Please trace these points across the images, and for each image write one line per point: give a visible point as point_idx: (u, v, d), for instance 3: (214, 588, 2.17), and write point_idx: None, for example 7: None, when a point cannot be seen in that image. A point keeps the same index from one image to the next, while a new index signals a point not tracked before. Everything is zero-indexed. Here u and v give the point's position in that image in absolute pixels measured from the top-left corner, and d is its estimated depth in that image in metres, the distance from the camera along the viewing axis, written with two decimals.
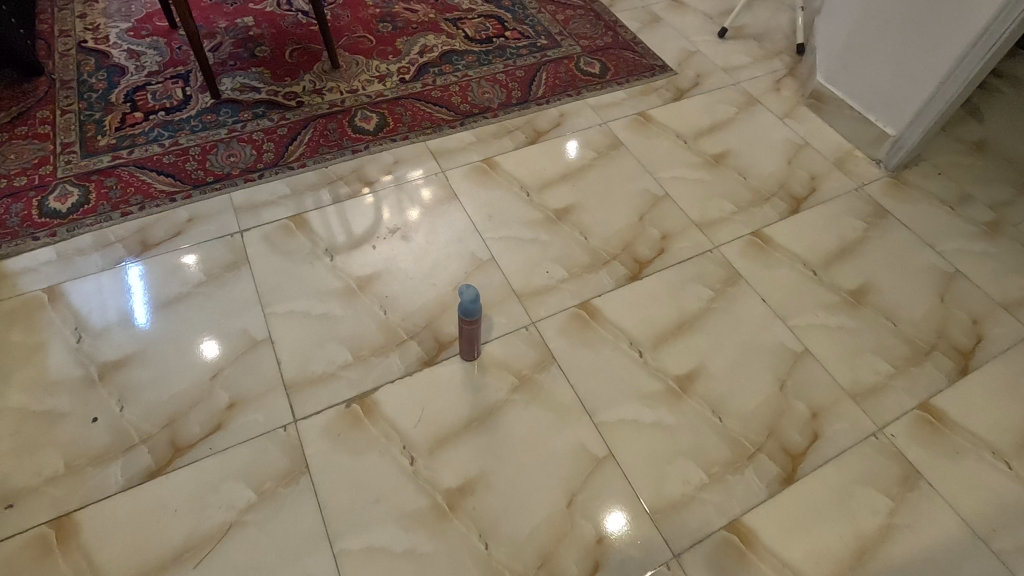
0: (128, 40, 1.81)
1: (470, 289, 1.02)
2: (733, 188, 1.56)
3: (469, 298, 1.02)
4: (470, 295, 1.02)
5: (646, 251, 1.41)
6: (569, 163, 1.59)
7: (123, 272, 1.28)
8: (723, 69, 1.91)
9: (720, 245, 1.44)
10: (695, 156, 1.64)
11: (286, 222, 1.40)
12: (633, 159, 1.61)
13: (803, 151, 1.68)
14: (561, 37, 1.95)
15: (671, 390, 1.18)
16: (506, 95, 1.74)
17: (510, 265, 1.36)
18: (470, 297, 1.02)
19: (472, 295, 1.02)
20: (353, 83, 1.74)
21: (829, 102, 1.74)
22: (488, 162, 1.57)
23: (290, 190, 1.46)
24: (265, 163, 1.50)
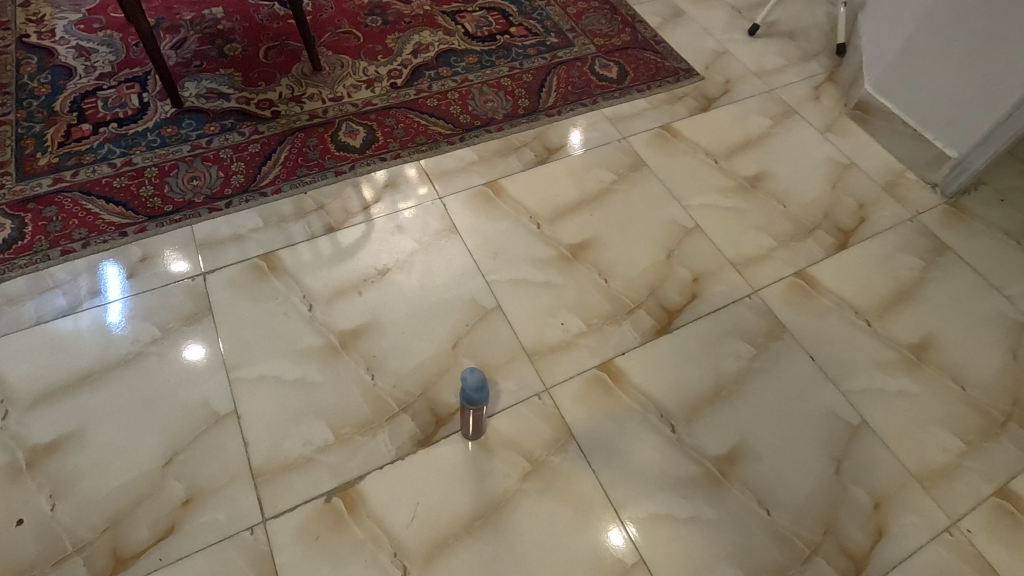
0: (77, 34, 1.57)
1: (476, 372, 0.84)
2: (772, 218, 1.37)
3: (475, 383, 0.83)
4: (476, 379, 0.84)
5: (675, 297, 1.22)
6: (584, 187, 1.39)
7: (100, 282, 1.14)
8: (755, 73, 1.70)
9: (760, 289, 1.25)
10: (728, 178, 1.44)
11: (257, 262, 1.20)
12: (658, 182, 1.42)
13: (849, 172, 1.48)
14: (573, 35, 1.73)
15: (709, 475, 1.01)
16: (511, 104, 1.53)
17: (518, 316, 1.17)
18: (476, 381, 0.84)
19: (478, 380, 0.84)
20: (337, 89, 1.52)
21: (877, 115, 1.54)
22: (492, 187, 1.37)
23: (263, 221, 1.26)
24: (233, 188, 1.30)
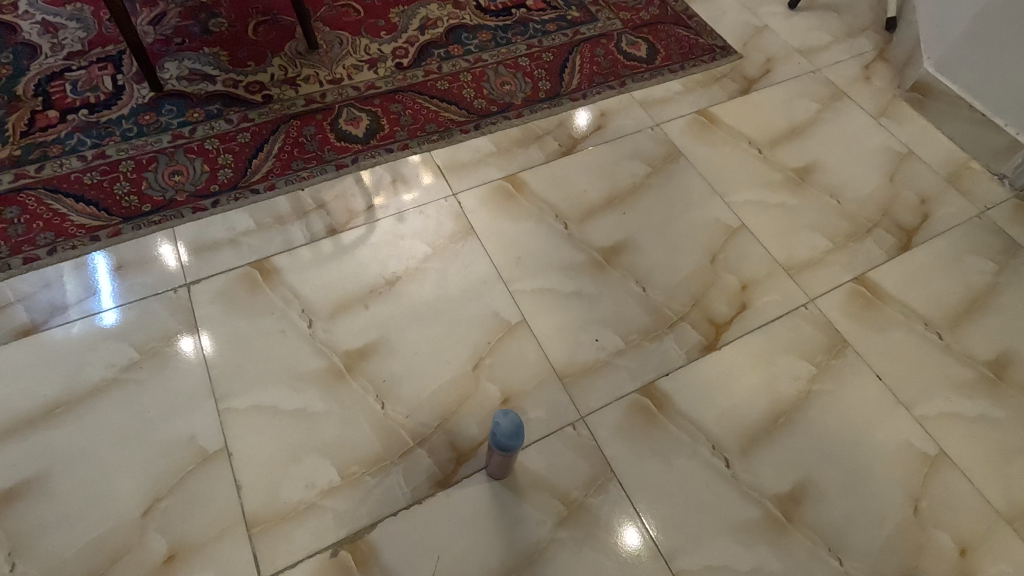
0: (42, 8, 1.39)
1: (511, 414, 0.75)
2: (826, 215, 1.22)
3: (509, 428, 0.74)
4: (511, 423, 0.75)
5: (721, 307, 1.08)
6: (615, 181, 1.24)
7: (91, 263, 1.03)
8: (798, 51, 1.54)
9: (817, 297, 1.11)
10: (774, 170, 1.29)
11: (248, 270, 1.05)
12: (697, 175, 1.27)
13: (907, 162, 1.33)
14: (596, 9, 1.56)
15: (770, 518, 0.88)
16: (531, 87, 1.37)
17: (546, 332, 1.03)
18: (511, 425, 0.75)
19: (513, 425, 0.74)
20: (336, 70, 1.36)
21: (938, 98, 1.38)
22: (512, 182, 1.22)
23: (255, 222, 1.11)
24: (220, 185, 1.14)
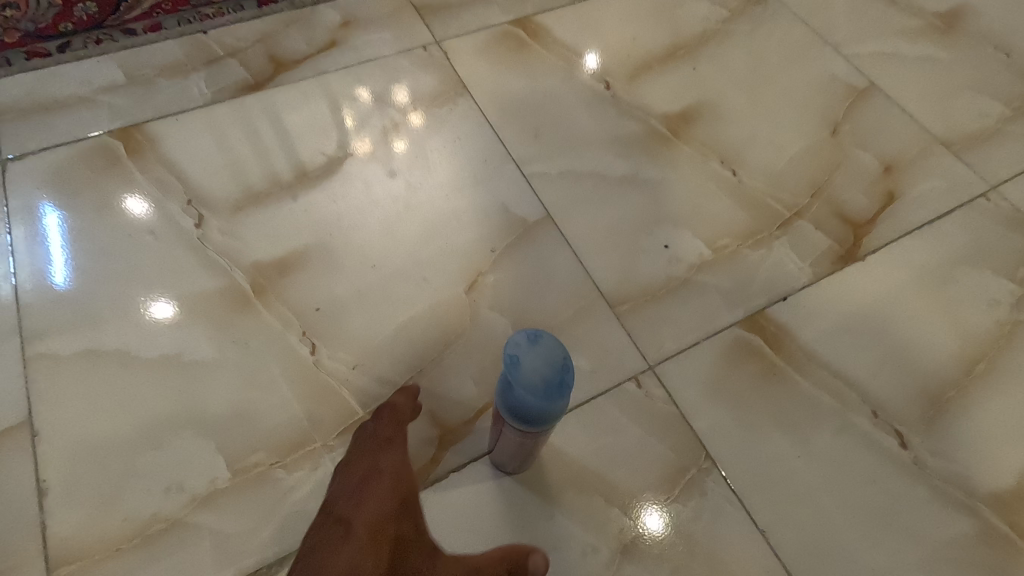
0: None
1: (546, 340, 0.36)
2: (993, 71, 0.82)
3: (544, 371, 0.36)
4: (546, 360, 0.36)
5: (858, 199, 0.69)
6: (677, 27, 0.83)
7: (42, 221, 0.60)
8: None
9: (1002, 183, 0.71)
10: (908, 12, 0.88)
11: (106, 144, 0.65)
12: (796, 19, 0.85)
13: None
14: None
15: (991, 537, 0.51)
16: None
17: (586, 236, 0.64)
18: (547, 366, 0.36)
19: (552, 362, 0.36)
20: None
21: None
22: (524, 25, 0.81)
23: (127, 76, 0.71)
24: (73, 22, 0.73)
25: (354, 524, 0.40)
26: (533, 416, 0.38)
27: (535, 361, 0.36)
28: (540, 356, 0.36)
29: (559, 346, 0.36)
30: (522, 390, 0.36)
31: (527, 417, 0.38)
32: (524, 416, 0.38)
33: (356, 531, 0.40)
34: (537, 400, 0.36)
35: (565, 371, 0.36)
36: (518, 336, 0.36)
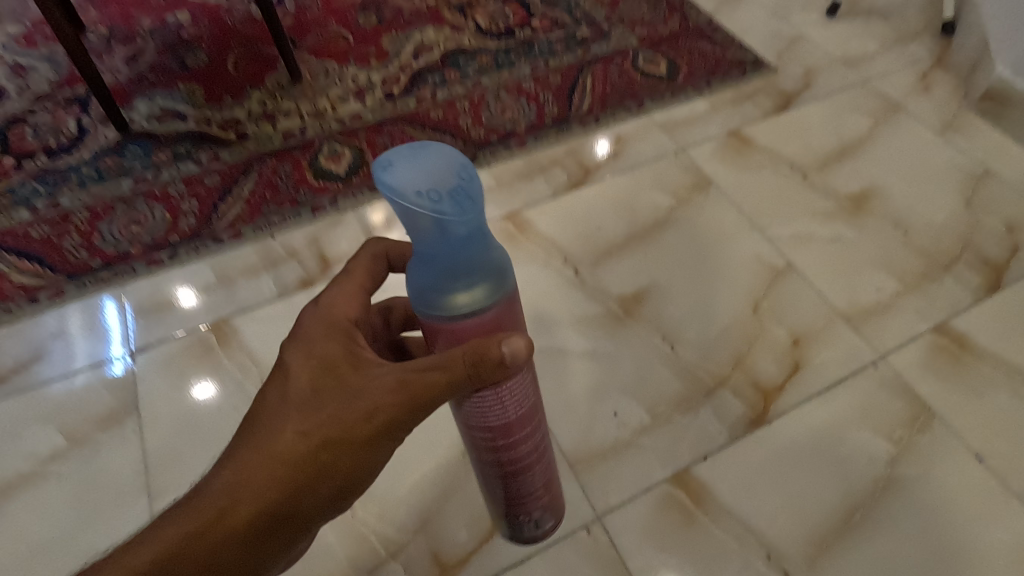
0: (16, 52, 1.32)
1: (432, 154, 0.43)
2: (891, 249, 1.02)
3: (447, 187, 0.42)
4: (436, 166, 0.42)
5: (769, 368, 0.88)
6: (634, 216, 1.06)
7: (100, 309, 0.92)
8: (840, 60, 1.36)
9: (890, 352, 0.89)
10: (824, 197, 1.10)
11: (203, 335, 0.90)
12: (732, 206, 1.08)
13: (984, 184, 1.12)
14: (608, 26, 1.43)
15: None
16: (537, 112, 1.22)
17: (554, 404, 0.85)
18: (452, 180, 0.42)
19: (441, 171, 0.42)
20: (318, 102, 1.24)
21: (1018, 109, 1.16)
22: (514, 222, 1.05)
23: (217, 276, 0.97)
24: (181, 234, 1.01)
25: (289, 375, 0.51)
26: (441, 242, 0.42)
27: (436, 171, 0.42)
28: (434, 165, 0.43)
29: (461, 156, 0.43)
30: (427, 212, 0.41)
31: (459, 256, 0.43)
32: (435, 254, 0.43)
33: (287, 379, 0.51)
34: (454, 225, 0.41)
35: (473, 183, 0.42)
36: (405, 153, 0.43)
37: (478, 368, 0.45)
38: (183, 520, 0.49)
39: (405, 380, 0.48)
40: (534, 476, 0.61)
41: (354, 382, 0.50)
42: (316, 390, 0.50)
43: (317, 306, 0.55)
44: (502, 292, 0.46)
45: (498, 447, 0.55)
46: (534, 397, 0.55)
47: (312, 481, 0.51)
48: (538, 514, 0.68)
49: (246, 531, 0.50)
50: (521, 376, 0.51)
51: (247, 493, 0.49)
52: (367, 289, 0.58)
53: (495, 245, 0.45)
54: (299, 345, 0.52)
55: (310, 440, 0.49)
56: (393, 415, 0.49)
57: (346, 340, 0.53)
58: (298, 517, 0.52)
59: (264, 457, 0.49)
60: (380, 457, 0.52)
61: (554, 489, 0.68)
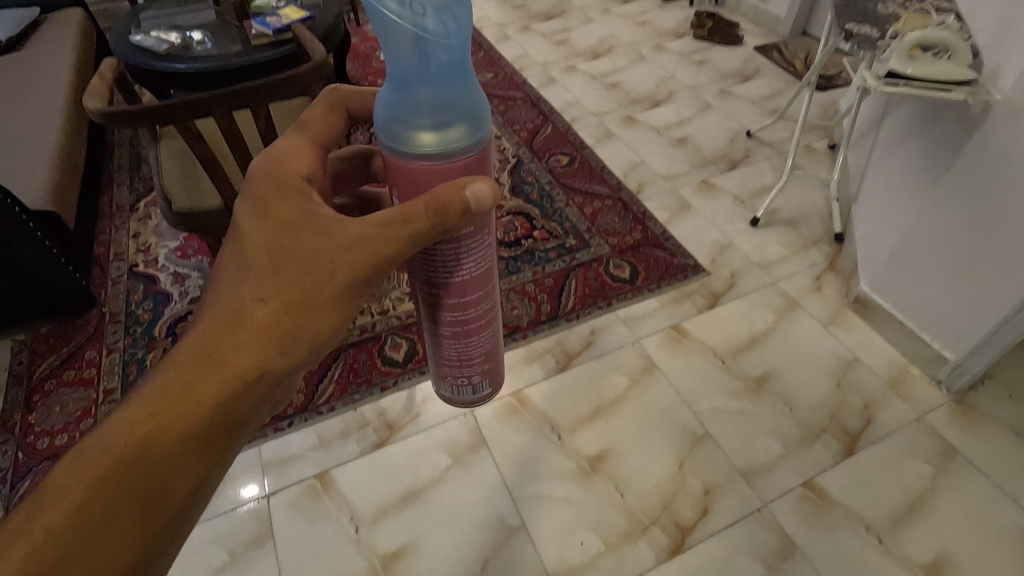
0: (175, 262, 1.91)
1: None
2: (780, 422, 1.46)
3: (432, 5, 0.48)
4: None
5: (687, 512, 1.31)
6: (601, 394, 1.53)
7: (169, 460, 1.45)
8: (758, 264, 1.87)
9: (771, 501, 1.32)
10: (736, 379, 1.56)
11: (312, 482, 1.38)
12: (670, 386, 1.55)
13: (852, 368, 1.57)
14: (589, 236, 1.99)
15: None
16: (535, 309, 1.74)
17: (542, 535, 1.28)
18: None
19: None
20: (384, 301, 1.77)
21: (876, 311, 1.64)
22: (518, 397, 1.53)
23: (319, 438, 1.45)
24: (295, 408, 1.51)
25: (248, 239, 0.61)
26: (406, 79, 0.49)
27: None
28: None
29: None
30: (408, 25, 0.48)
31: (436, 89, 0.49)
32: (400, 87, 0.50)
33: (249, 240, 0.61)
34: (436, 45, 0.48)
35: (461, 14, 0.49)
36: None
37: (441, 219, 0.53)
38: (182, 364, 0.61)
39: (359, 239, 0.57)
40: (478, 341, 0.76)
41: (309, 249, 0.59)
42: (274, 267, 0.60)
43: (273, 159, 0.65)
44: (471, 137, 0.52)
45: (449, 306, 0.67)
46: (489, 263, 0.66)
47: (282, 341, 0.62)
48: (475, 380, 0.83)
49: (232, 378, 0.61)
50: (479, 237, 0.61)
51: (230, 347, 0.61)
52: (320, 142, 0.70)
53: (473, 88, 0.51)
54: (256, 207, 0.62)
55: (274, 243, 0.60)
56: (349, 275, 0.58)
57: (300, 198, 0.62)
58: (267, 373, 0.63)
59: (240, 304, 0.61)
60: (336, 314, 0.62)
61: (493, 360, 0.83)
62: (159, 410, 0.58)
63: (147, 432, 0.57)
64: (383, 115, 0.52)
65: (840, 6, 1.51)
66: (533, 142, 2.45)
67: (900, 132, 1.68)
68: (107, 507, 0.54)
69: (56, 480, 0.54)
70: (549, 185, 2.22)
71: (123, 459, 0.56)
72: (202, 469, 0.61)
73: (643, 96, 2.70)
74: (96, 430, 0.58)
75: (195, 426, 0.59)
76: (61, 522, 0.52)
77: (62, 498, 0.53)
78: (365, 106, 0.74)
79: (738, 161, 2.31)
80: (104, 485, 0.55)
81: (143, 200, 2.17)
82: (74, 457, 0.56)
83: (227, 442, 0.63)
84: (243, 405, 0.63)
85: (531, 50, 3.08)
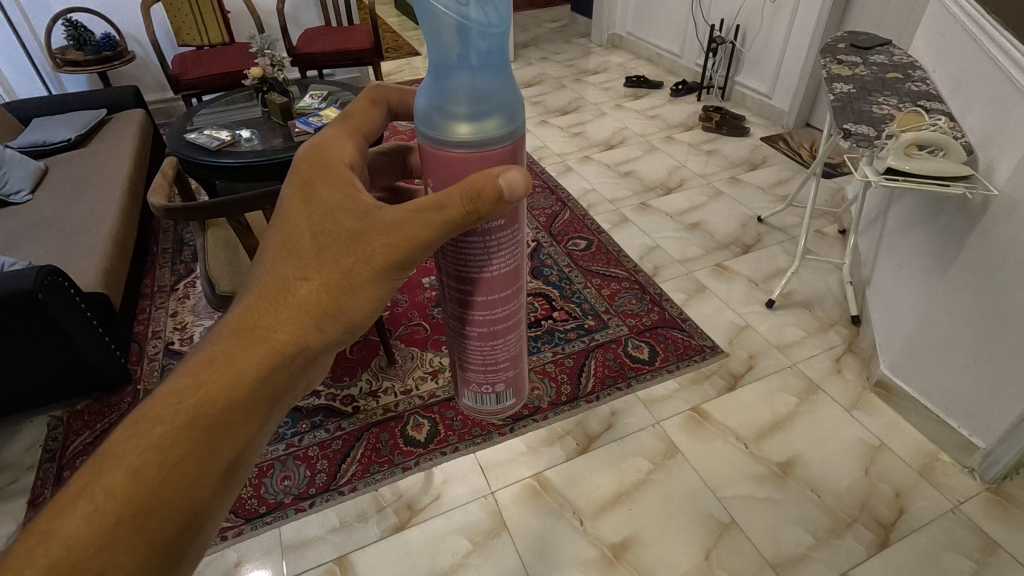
0: None
1: None
2: (808, 511, 1.43)
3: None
4: None
5: None
6: (623, 478, 1.52)
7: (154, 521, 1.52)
8: (775, 347, 1.89)
9: None
10: (761, 464, 1.54)
11: (330, 566, 1.36)
12: (693, 471, 1.53)
13: (879, 454, 1.55)
14: (607, 317, 2.04)
15: None
16: (555, 390, 1.76)
17: None
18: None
19: None
20: (407, 381, 1.81)
21: (899, 395, 1.63)
22: (538, 479, 1.52)
23: (339, 520, 1.45)
24: (317, 487, 1.52)
25: (288, 218, 0.54)
26: (445, 68, 0.45)
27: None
28: None
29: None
30: (451, 12, 0.44)
31: (475, 77, 0.45)
32: (440, 76, 0.46)
33: (289, 220, 0.54)
34: (476, 31, 0.44)
35: (503, 1, 0.46)
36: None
37: (476, 205, 0.46)
38: (222, 341, 0.53)
39: (401, 223, 0.50)
40: (505, 345, 0.65)
41: (354, 229, 0.52)
42: (317, 250, 0.53)
43: (314, 145, 0.56)
44: (509, 136, 0.48)
45: (477, 305, 0.59)
46: (521, 259, 0.59)
47: (321, 319, 0.54)
48: (499, 390, 0.69)
49: (272, 355, 0.52)
50: (511, 231, 0.55)
51: (270, 323, 0.53)
52: (363, 134, 0.61)
53: (513, 79, 0.48)
54: (298, 186, 0.55)
55: (311, 230, 0.53)
56: (389, 257, 0.51)
57: (343, 183, 0.53)
58: (306, 351, 0.54)
59: (277, 283, 0.54)
60: (378, 295, 0.54)
61: (520, 366, 0.70)
62: (200, 387, 0.50)
63: (183, 411, 0.49)
64: (421, 104, 0.48)
65: (838, 108, 1.63)
66: (552, 226, 2.57)
67: (907, 221, 1.75)
68: (146, 491, 0.46)
69: (97, 461, 0.46)
70: (567, 268, 2.30)
71: (163, 439, 0.48)
72: (239, 457, 0.52)
73: (656, 183, 2.84)
74: (133, 412, 0.50)
75: (236, 406, 0.51)
76: (102, 507, 0.45)
77: (102, 480, 0.45)
78: (408, 103, 0.67)
79: (751, 245, 2.38)
80: (145, 467, 0.46)
81: (182, 281, 2.30)
82: (114, 438, 0.48)
83: (265, 426, 0.54)
84: (281, 386, 0.54)
85: (549, 142, 3.29)
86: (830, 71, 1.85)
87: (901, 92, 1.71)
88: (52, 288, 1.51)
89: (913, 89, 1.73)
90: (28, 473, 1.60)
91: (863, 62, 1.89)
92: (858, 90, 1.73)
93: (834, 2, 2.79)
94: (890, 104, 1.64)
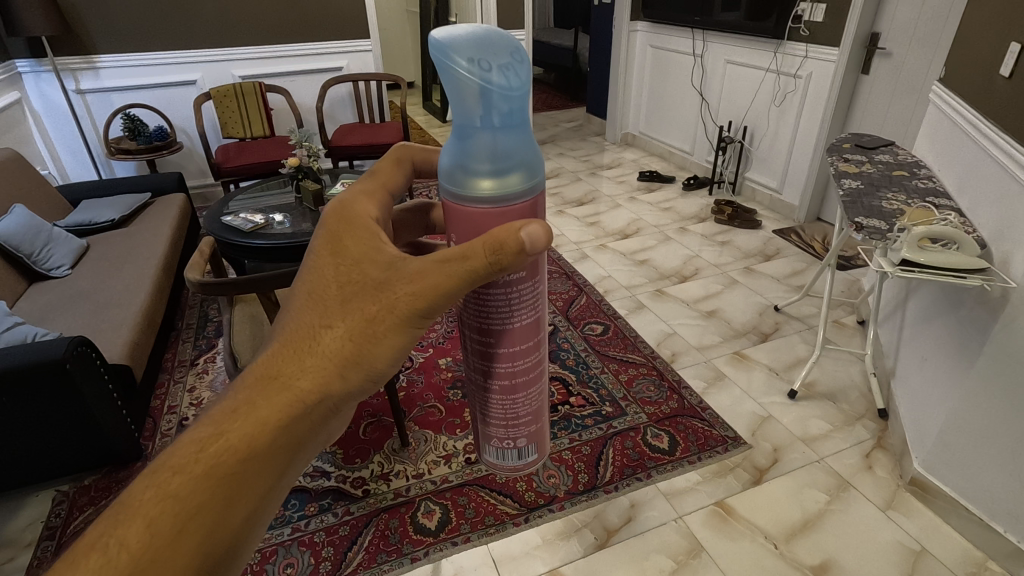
0: None
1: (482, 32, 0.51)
2: None
3: (498, 62, 0.50)
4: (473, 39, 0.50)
5: None
6: None
7: None
8: (801, 439, 1.82)
9: None
10: (793, 566, 1.44)
11: None
12: (718, 571, 1.44)
13: (920, 560, 1.44)
14: (625, 403, 2.00)
15: None
16: (572, 479, 1.70)
17: None
18: (505, 57, 0.50)
19: (480, 42, 0.50)
20: (419, 464, 1.77)
21: (936, 495, 1.55)
22: None
23: None
24: None
25: (316, 270, 0.56)
26: (466, 126, 0.50)
27: (493, 49, 0.50)
28: (487, 43, 0.50)
29: (515, 40, 0.50)
30: (474, 77, 0.49)
31: (496, 137, 0.50)
32: (462, 135, 0.50)
33: (317, 272, 0.56)
34: (498, 95, 0.49)
35: (523, 70, 0.51)
36: (471, 28, 0.50)
37: (498, 256, 0.48)
38: (244, 389, 0.52)
39: (425, 272, 0.51)
40: (526, 399, 0.64)
41: (379, 279, 0.53)
42: (343, 299, 0.54)
43: (340, 201, 0.60)
44: (529, 190, 0.52)
45: (499, 357, 0.60)
46: (540, 313, 0.60)
47: (344, 366, 0.54)
48: (520, 445, 0.68)
49: (293, 402, 0.52)
50: (531, 284, 0.57)
51: (293, 370, 0.53)
52: (389, 190, 0.65)
53: (531, 139, 0.52)
54: (327, 240, 0.57)
55: (336, 282, 0.55)
56: (411, 306, 0.52)
57: (369, 236, 0.57)
58: (328, 400, 0.54)
59: (302, 331, 0.55)
60: (400, 343, 0.54)
61: (542, 422, 0.69)
62: (222, 435, 0.50)
63: (203, 459, 0.48)
64: (446, 163, 0.53)
65: (849, 202, 1.69)
66: (569, 311, 2.59)
67: (927, 312, 1.75)
68: (160, 544, 0.45)
69: (115, 512, 0.46)
70: (584, 353, 2.30)
71: (182, 488, 0.47)
72: (255, 510, 0.51)
73: (671, 272, 2.89)
74: (153, 462, 0.50)
75: (255, 455, 0.50)
76: (118, 557, 0.44)
77: (119, 531, 0.45)
78: (432, 161, 0.71)
79: (769, 334, 2.37)
80: (163, 517, 0.46)
81: (202, 356, 2.33)
82: (135, 487, 0.47)
83: (283, 476, 0.53)
84: (300, 433, 0.53)
85: (566, 231, 3.40)
86: (837, 168, 1.93)
87: (909, 189, 1.77)
88: (80, 358, 1.54)
89: (919, 186, 1.79)
90: (26, 551, 1.55)
91: (868, 160, 1.99)
92: (865, 185, 1.80)
93: (834, 108, 2.97)
94: (898, 200, 1.70)
